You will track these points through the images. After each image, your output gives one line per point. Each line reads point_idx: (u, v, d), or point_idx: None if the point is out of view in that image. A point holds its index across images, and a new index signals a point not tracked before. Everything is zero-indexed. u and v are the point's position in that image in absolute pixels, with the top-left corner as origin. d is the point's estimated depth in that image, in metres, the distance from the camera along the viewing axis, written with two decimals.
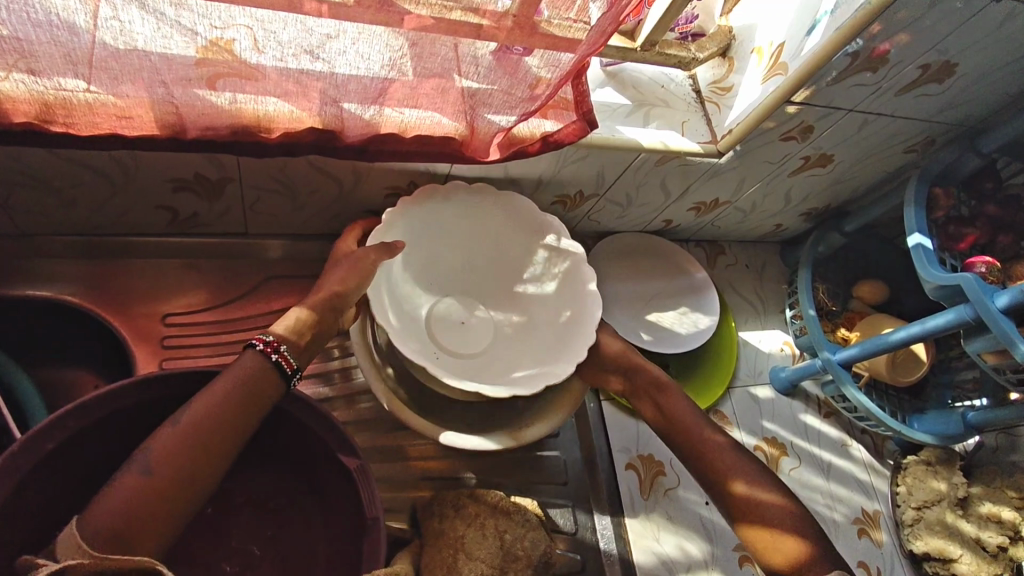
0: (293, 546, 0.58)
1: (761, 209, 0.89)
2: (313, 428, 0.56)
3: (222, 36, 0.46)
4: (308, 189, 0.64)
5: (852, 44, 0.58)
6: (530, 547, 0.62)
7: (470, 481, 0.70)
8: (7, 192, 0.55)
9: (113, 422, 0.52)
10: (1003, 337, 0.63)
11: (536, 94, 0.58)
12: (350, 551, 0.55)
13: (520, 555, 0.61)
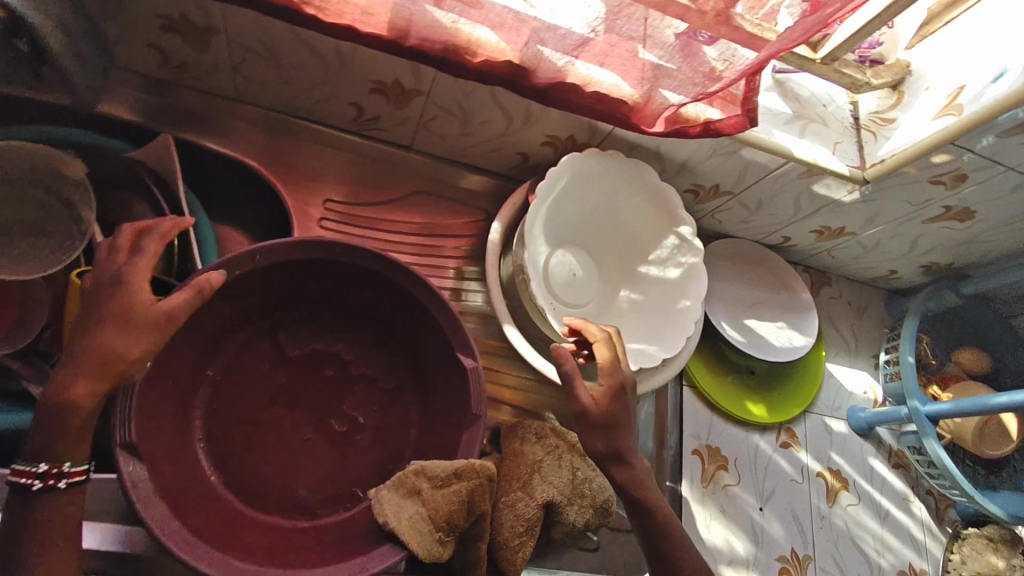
0: (390, 425, 0.65)
1: (882, 249, 0.90)
2: (440, 326, 0.62)
3: None
4: (479, 118, 0.70)
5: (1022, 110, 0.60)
6: (596, 489, 0.67)
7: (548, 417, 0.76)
8: (244, 58, 0.64)
9: (283, 269, 0.60)
10: None
11: (710, 81, 0.62)
12: (444, 438, 0.61)
13: (586, 493, 0.66)
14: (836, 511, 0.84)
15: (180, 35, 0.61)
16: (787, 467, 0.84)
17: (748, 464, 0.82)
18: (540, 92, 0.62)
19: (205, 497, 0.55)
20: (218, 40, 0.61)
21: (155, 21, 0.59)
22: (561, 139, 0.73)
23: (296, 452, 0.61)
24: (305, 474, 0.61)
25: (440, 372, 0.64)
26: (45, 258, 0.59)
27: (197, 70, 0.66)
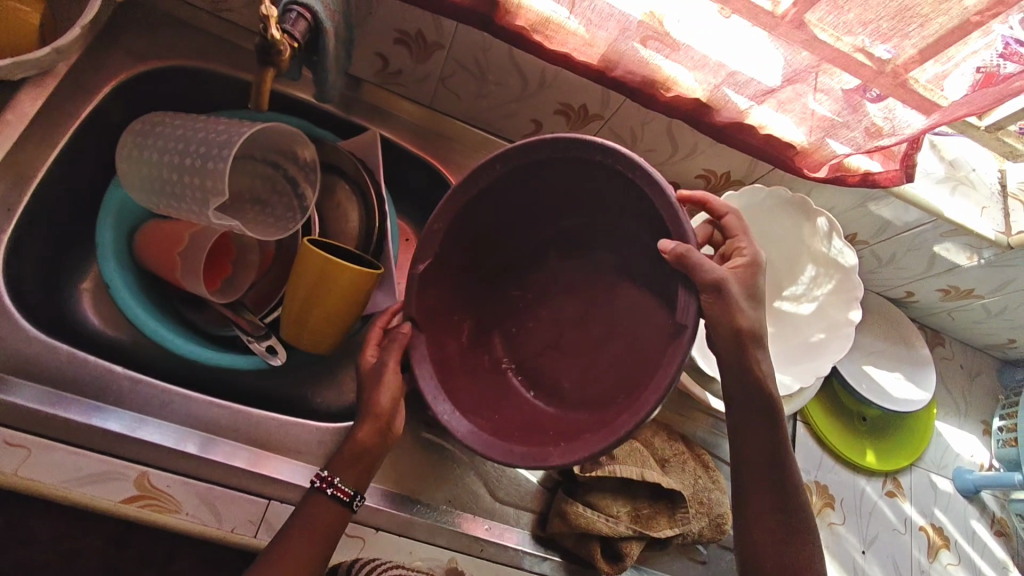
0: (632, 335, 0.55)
1: (1006, 317, 0.91)
2: None
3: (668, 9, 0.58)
4: (645, 147, 0.77)
5: None
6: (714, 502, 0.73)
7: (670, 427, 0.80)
8: (454, 72, 0.72)
9: None
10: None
11: (875, 137, 0.67)
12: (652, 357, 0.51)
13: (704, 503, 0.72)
14: (936, 567, 0.86)
15: (408, 47, 0.69)
16: (891, 515, 0.86)
17: (855, 506, 0.84)
18: (718, 128, 0.69)
19: (468, 381, 0.58)
20: (439, 54, 0.70)
21: (392, 33, 0.68)
22: (717, 174, 0.79)
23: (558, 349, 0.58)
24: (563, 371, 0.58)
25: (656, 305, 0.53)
26: (273, 224, 0.69)
27: (407, 78, 0.75)
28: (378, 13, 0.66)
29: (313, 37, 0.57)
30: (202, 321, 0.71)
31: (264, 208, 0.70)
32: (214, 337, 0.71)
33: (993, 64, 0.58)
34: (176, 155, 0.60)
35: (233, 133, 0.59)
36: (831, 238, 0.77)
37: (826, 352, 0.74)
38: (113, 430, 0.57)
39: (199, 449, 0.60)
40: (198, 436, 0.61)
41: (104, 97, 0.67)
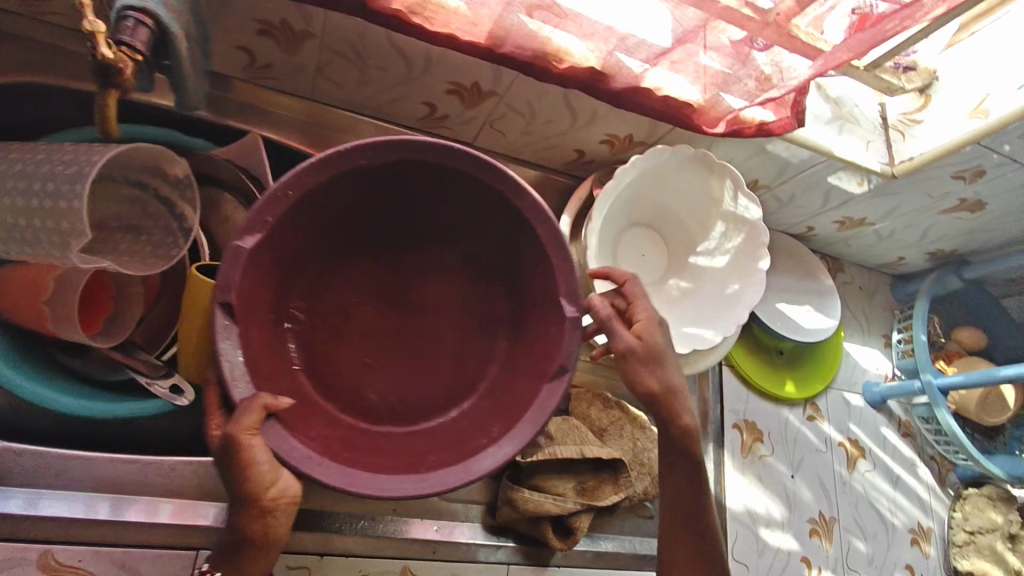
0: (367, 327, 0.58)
1: (895, 239, 0.97)
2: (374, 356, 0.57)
3: None
4: (545, 118, 0.74)
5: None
6: (651, 459, 0.75)
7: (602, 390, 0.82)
8: (331, 61, 0.66)
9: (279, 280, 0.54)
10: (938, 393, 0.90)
11: (763, 88, 0.68)
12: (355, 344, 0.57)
13: (644, 462, 0.75)
14: (856, 476, 0.93)
15: (274, 39, 0.63)
16: (813, 437, 0.92)
17: (782, 436, 0.90)
18: (615, 94, 0.67)
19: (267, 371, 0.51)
20: (310, 44, 0.64)
21: (253, 25, 0.61)
22: (620, 137, 0.78)
23: (369, 346, 0.57)
24: (393, 376, 0.57)
25: (546, 300, 0.56)
26: (152, 254, 0.61)
27: (279, 71, 0.68)
28: (233, 4, 0.58)
29: (161, 42, 0.50)
30: (90, 368, 0.63)
31: (138, 236, 0.62)
32: (111, 384, 0.63)
33: (866, 5, 0.61)
34: (19, 197, 0.52)
35: (84, 164, 0.52)
36: (736, 196, 0.77)
37: (742, 303, 0.77)
38: (11, 513, 0.53)
39: (110, 513, 0.55)
40: (109, 499, 0.56)
41: None
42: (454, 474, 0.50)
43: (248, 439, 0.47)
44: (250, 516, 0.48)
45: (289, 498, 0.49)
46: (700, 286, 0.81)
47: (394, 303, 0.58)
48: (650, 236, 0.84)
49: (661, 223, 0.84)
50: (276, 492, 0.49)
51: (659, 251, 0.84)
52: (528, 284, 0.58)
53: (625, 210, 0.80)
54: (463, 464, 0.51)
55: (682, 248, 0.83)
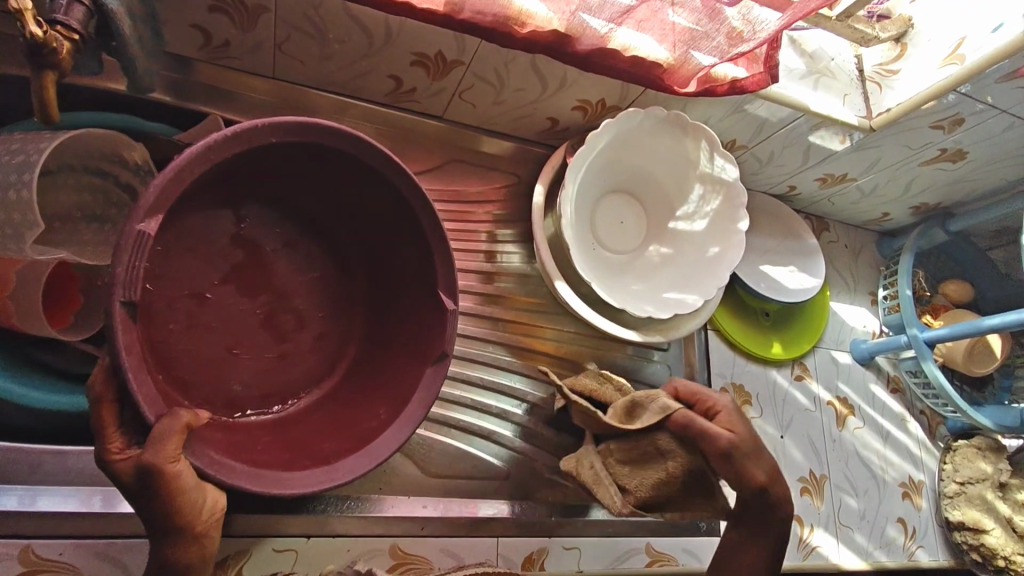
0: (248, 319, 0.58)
1: (878, 194, 0.96)
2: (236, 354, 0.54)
3: None
4: (514, 87, 0.73)
5: (1005, 64, 0.66)
6: None
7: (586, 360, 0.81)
8: (289, 37, 0.65)
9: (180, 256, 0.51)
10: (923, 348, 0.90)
11: (732, 44, 0.67)
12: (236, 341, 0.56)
13: None
14: (846, 434, 0.94)
15: (228, 15, 0.61)
16: (802, 397, 0.92)
17: (770, 397, 0.89)
18: (582, 57, 0.65)
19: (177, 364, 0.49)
20: (266, 19, 0.62)
21: (204, 1, 0.59)
22: (592, 103, 0.76)
23: (228, 333, 0.57)
24: (254, 367, 0.58)
25: (411, 290, 0.63)
26: None
27: (238, 50, 0.66)
28: None
29: (104, 19, 0.49)
30: (65, 362, 0.62)
31: (103, 225, 0.61)
32: (87, 375, 0.63)
33: None
34: None
35: (32, 153, 0.50)
36: (712, 156, 0.76)
37: (723, 264, 0.76)
38: (5, 511, 0.52)
39: (103, 506, 0.55)
40: (101, 493, 0.55)
41: None
42: (352, 456, 0.54)
43: (172, 468, 0.43)
44: (182, 544, 0.44)
45: (218, 511, 0.46)
46: (680, 250, 0.80)
47: (247, 285, 0.58)
48: (627, 204, 0.83)
49: (637, 189, 0.82)
50: (209, 513, 0.45)
51: (637, 219, 0.83)
52: (406, 277, 0.63)
53: (600, 178, 0.79)
54: (366, 447, 0.55)
55: (659, 214, 0.82)
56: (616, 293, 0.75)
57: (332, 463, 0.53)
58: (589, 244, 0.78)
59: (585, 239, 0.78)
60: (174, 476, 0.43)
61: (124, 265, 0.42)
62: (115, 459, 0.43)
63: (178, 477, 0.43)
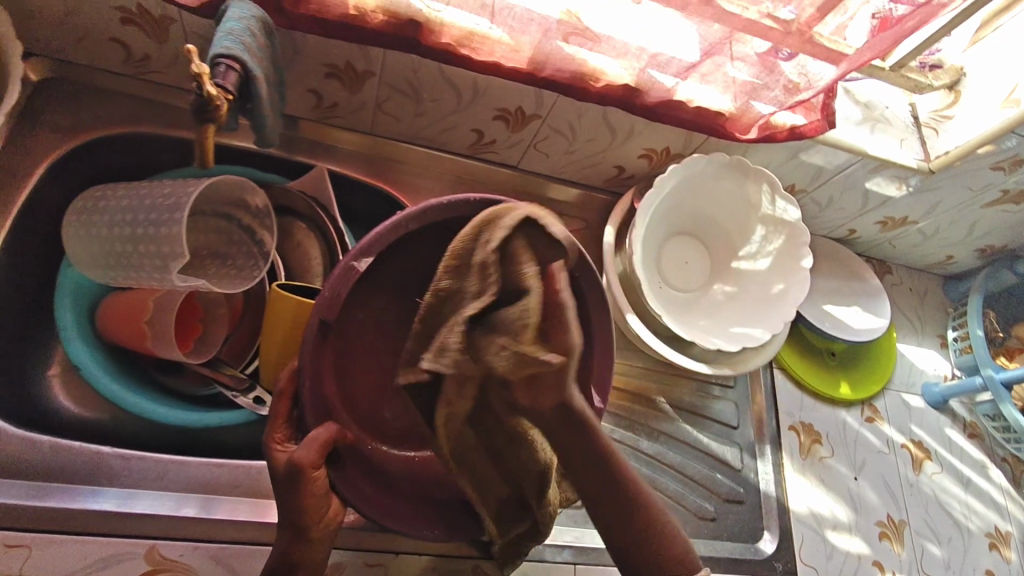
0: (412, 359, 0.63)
1: (940, 237, 0.97)
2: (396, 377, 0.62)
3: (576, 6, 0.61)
4: (585, 137, 0.79)
5: None
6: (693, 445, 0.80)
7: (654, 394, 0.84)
8: (389, 97, 0.74)
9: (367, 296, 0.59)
10: (998, 391, 0.88)
11: (791, 94, 0.71)
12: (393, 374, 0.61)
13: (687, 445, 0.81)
14: (923, 478, 0.91)
15: (339, 80, 0.71)
16: (874, 439, 0.91)
17: (842, 438, 0.89)
18: (650, 108, 0.72)
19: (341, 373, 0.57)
20: (371, 82, 0.71)
21: (321, 68, 0.69)
22: (657, 151, 0.82)
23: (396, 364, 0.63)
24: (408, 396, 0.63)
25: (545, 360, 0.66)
26: (238, 275, 0.69)
27: (344, 110, 0.76)
28: (305, 51, 0.66)
29: (244, 86, 0.57)
30: (182, 384, 0.70)
31: (223, 261, 0.70)
32: (198, 398, 0.70)
33: (885, 9, 0.64)
34: (125, 227, 0.59)
35: (182, 195, 0.58)
36: (774, 199, 0.80)
37: (788, 301, 0.79)
38: (134, 513, 0.57)
39: (200, 510, 0.59)
40: (198, 497, 0.60)
41: (38, 181, 0.66)
42: (461, 514, 0.58)
43: (313, 473, 0.50)
44: (307, 544, 0.49)
45: (335, 522, 0.52)
46: (746, 289, 0.83)
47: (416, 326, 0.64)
48: (692, 247, 0.87)
49: (702, 232, 0.87)
50: (325, 523, 0.50)
51: (702, 260, 0.87)
52: None
53: (665, 221, 0.84)
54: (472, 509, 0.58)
55: (724, 256, 0.86)
56: (684, 328, 0.78)
57: (444, 515, 0.58)
58: (657, 283, 0.82)
59: (652, 278, 0.82)
60: (313, 479, 0.50)
61: (328, 290, 0.54)
62: (277, 450, 0.52)
63: (313, 483, 0.50)
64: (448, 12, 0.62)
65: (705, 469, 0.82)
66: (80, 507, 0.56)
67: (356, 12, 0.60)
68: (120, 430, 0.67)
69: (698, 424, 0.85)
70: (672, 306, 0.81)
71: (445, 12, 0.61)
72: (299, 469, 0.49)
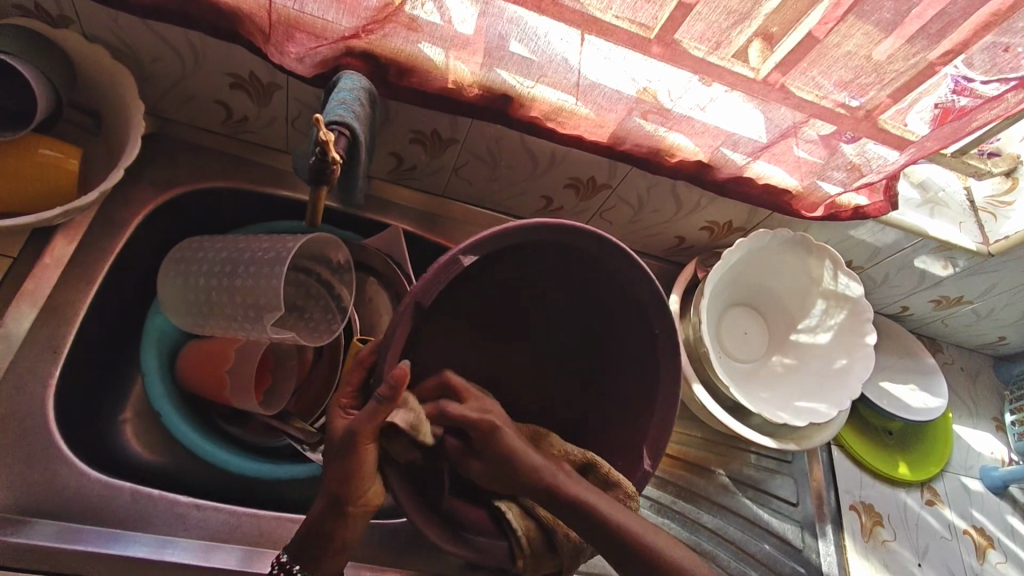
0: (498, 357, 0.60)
1: (994, 318, 0.98)
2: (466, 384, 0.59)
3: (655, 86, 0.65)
4: (651, 208, 0.82)
5: None
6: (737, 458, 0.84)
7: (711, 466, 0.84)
8: (468, 164, 0.77)
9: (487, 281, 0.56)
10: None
11: (855, 175, 0.74)
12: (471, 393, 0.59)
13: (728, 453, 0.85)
14: (988, 567, 0.88)
15: (423, 145, 0.74)
16: (936, 523, 0.89)
17: (904, 520, 0.87)
18: (720, 183, 0.76)
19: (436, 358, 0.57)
20: (453, 148, 0.75)
21: (408, 134, 0.73)
22: (719, 224, 0.85)
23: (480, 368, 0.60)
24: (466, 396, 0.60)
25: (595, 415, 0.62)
26: (314, 330, 0.70)
27: (421, 172, 0.79)
28: (396, 118, 0.70)
29: (350, 151, 0.60)
30: (249, 435, 0.70)
31: (301, 314, 0.70)
32: (268, 450, 0.71)
33: (947, 100, 0.66)
34: (224, 278, 0.62)
35: (280, 249, 0.61)
36: (836, 274, 0.81)
37: (852, 379, 0.79)
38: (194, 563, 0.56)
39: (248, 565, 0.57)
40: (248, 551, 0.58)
41: (134, 229, 0.69)
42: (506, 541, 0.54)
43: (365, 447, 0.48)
44: (342, 520, 0.49)
45: (373, 505, 0.50)
46: (806, 363, 0.83)
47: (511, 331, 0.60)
48: (750, 317, 0.88)
49: (760, 303, 0.88)
50: (365, 501, 0.50)
51: (760, 330, 0.87)
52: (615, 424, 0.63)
53: (725, 291, 0.85)
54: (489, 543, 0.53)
55: (783, 328, 0.86)
56: (748, 399, 0.78)
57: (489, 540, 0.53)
58: (718, 351, 0.82)
59: (714, 347, 0.83)
60: (362, 453, 0.48)
61: (423, 280, 0.49)
62: (339, 417, 0.50)
63: (362, 458, 0.48)
64: (539, 89, 0.65)
65: (767, 546, 0.81)
66: (117, 553, 0.55)
67: (454, 86, 0.64)
68: (192, 478, 0.68)
69: (759, 499, 0.83)
70: (734, 379, 0.81)
71: (536, 88, 0.65)
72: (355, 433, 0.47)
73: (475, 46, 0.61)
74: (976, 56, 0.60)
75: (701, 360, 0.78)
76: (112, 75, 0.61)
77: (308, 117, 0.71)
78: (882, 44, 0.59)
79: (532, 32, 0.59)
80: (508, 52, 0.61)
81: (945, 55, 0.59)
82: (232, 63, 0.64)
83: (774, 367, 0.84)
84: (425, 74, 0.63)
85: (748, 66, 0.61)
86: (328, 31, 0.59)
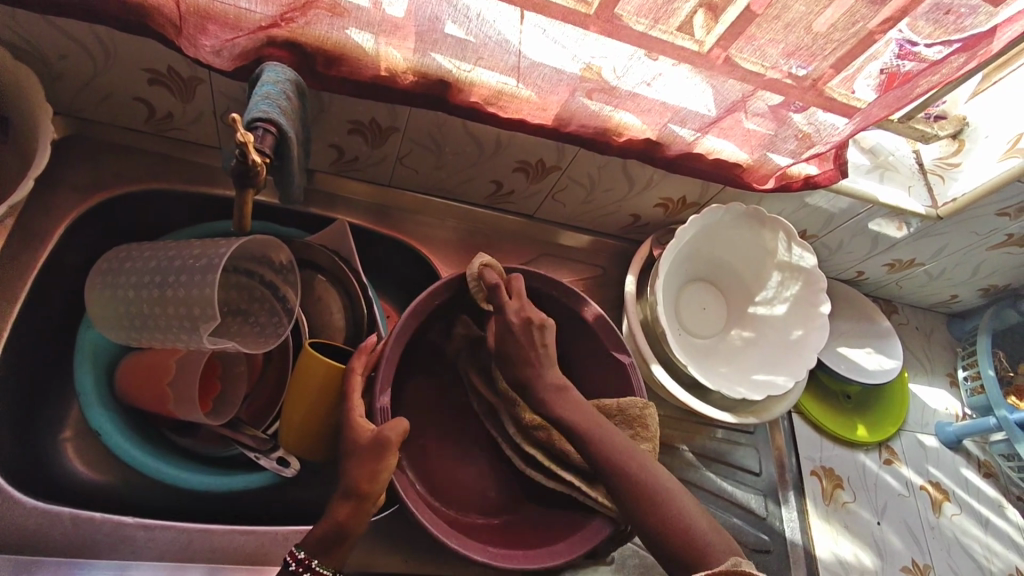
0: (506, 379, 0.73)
1: (946, 278, 0.99)
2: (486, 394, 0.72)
3: (597, 64, 0.62)
4: (603, 187, 0.81)
5: None
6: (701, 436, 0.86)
7: (674, 441, 0.84)
8: (411, 152, 0.74)
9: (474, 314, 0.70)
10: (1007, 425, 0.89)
11: (803, 145, 0.73)
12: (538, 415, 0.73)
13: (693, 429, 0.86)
14: (944, 520, 0.91)
15: (363, 136, 0.71)
16: (893, 481, 0.91)
17: (863, 481, 0.89)
18: (670, 160, 0.74)
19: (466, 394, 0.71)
20: (394, 137, 0.72)
21: (346, 125, 0.69)
22: (674, 201, 0.84)
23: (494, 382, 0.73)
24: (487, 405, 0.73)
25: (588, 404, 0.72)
26: (259, 334, 0.66)
27: (365, 163, 0.76)
28: (331, 110, 0.67)
29: (279, 147, 0.57)
30: (200, 446, 0.68)
31: (246, 319, 0.67)
32: (221, 460, 0.68)
33: (893, 65, 0.64)
34: (155, 288, 0.59)
35: (212, 256, 0.57)
36: (790, 246, 0.81)
37: (808, 349, 0.79)
38: None
39: None
40: (203, 568, 0.58)
41: (59, 238, 0.65)
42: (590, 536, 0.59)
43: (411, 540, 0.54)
44: None
45: None
46: (764, 335, 0.83)
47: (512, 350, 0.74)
48: (710, 293, 0.87)
49: (719, 278, 0.87)
50: None
51: (719, 305, 0.87)
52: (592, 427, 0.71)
53: (682, 268, 0.85)
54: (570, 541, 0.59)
55: (741, 302, 0.86)
56: (706, 374, 0.78)
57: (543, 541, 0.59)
58: (676, 329, 0.82)
59: (672, 325, 0.82)
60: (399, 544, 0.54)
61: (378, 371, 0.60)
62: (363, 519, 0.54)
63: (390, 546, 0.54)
64: (477, 72, 0.62)
65: (734, 518, 0.82)
66: None
67: (388, 73, 0.61)
68: (141, 495, 0.65)
69: (723, 472, 0.84)
70: (694, 355, 0.81)
71: (474, 71, 0.62)
72: (365, 498, 0.53)
73: (406, 30, 0.58)
74: (919, 20, 0.59)
75: (658, 339, 0.78)
76: (16, 79, 0.57)
77: (236, 111, 0.67)
78: (823, 13, 0.57)
79: (465, 12, 0.56)
80: (441, 34, 0.59)
81: (885, 23, 0.58)
82: (149, 58, 0.60)
83: (734, 340, 0.84)
84: (356, 62, 0.60)
85: (692, 39, 0.59)
86: (244, 21, 0.55)
